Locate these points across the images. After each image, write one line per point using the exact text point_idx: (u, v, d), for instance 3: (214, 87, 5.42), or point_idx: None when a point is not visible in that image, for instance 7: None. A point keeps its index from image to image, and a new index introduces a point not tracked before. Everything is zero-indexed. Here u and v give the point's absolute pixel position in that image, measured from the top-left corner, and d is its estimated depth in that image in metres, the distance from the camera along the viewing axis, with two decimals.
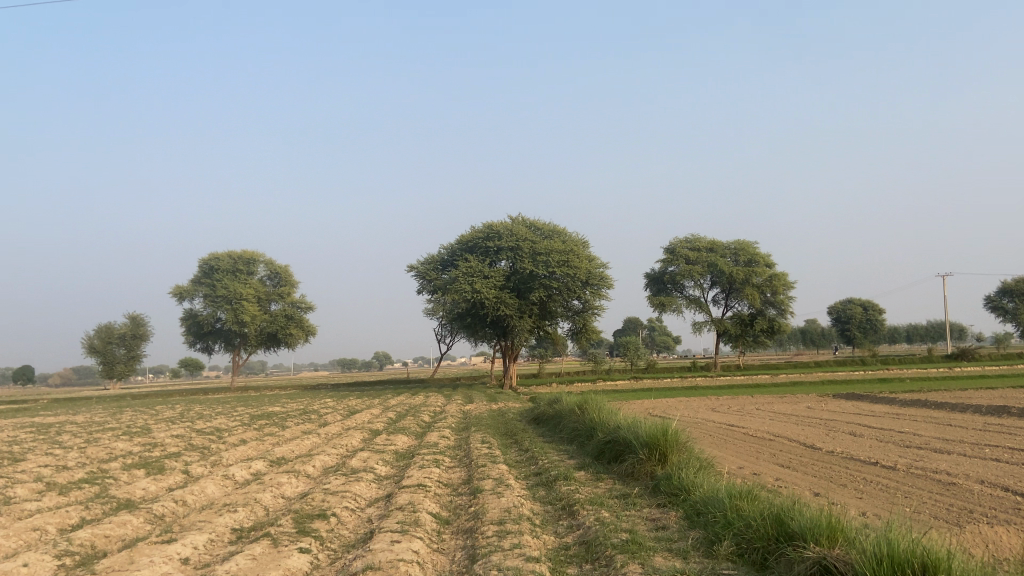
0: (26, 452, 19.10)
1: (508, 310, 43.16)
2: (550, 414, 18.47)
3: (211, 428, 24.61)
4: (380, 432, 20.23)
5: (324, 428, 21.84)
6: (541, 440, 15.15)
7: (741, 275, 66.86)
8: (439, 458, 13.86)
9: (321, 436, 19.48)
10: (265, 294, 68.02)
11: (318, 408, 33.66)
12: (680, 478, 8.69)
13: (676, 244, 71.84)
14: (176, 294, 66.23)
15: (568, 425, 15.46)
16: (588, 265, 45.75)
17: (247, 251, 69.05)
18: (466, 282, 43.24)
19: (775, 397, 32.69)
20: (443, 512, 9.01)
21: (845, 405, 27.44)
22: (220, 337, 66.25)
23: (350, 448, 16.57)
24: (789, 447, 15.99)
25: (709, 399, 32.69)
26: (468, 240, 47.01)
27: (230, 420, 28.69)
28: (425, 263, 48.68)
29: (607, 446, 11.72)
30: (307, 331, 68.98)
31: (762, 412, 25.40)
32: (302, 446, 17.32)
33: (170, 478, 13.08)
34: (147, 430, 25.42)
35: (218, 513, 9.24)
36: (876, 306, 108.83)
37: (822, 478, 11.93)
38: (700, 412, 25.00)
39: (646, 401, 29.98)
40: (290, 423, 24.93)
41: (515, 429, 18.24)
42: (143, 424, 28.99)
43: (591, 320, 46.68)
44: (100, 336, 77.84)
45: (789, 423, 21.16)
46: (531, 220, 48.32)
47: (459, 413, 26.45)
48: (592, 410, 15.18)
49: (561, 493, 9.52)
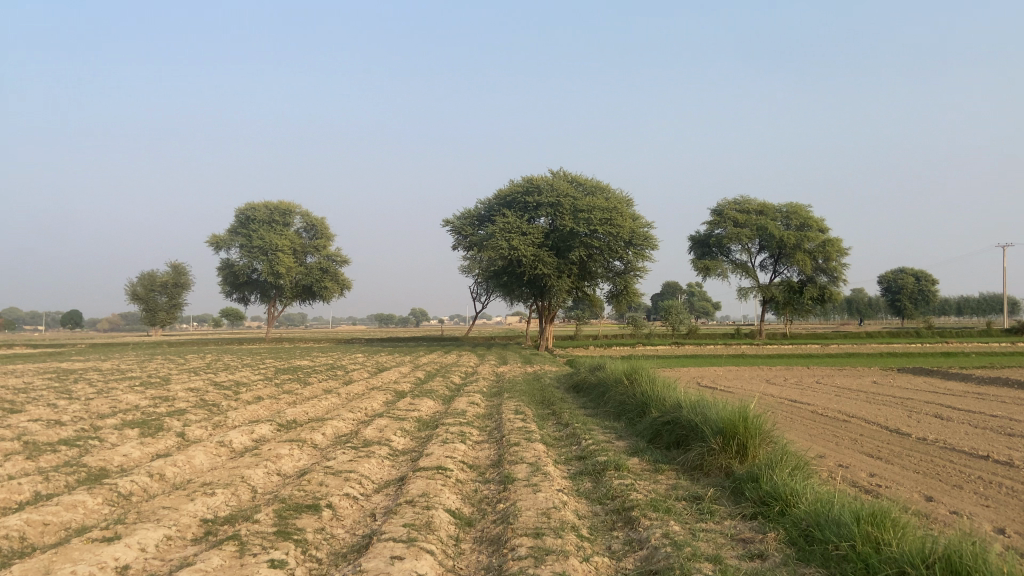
0: (30, 400, 17.92)
1: (547, 270, 41.14)
2: (592, 382, 16.53)
3: (231, 382, 23.32)
4: (405, 394, 18.59)
5: (347, 387, 20.30)
6: (583, 414, 13.21)
7: (792, 239, 63.61)
8: (469, 431, 12.03)
9: (341, 396, 17.87)
10: (301, 246, 67.03)
11: (346, 364, 32.36)
12: (775, 483, 6.70)
13: (724, 206, 68.75)
14: (213, 243, 65.58)
15: (615, 397, 13.48)
16: (633, 224, 43.22)
17: (284, 201, 67.93)
18: (504, 238, 41.26)
19: (832, 369, 30.34)
20: (465, 509, 7.18)
21: (914, 381, 25.02)
22: (256, 288, 65.65)
23: (369, 412, 14.89)
24: (872, 432, 13.79)
25: (761, 369, 30.50)
26: (507, 195, 44.87)
27: (253, 373, 27.45)
28: (461, 218, 46.74)
29: (665, 429, 9.77)
30: (342, 285, 68.00)
31: (824, 386, 23.09)
32: (318, 407, 15.68)
33: (160, 442, 11.52)
34: (165, 381, 24.27)
35: (190, 496, 7.53)
36: (929, 276, 104.12)
37: (929, 476, 9.88)
38: (755, 384, 22.86)
39: (692, 370, 27.88)
40: (314, 379, 23.51)
41: (552, 397, 16.36)
42: (166, 374, 27.91)
43: (634, 282, 44.45)
44: (142, 283, 78.04)
45: (859, 401, 18.89)
46: (574, 175, 45.94)
47: (492, 375, 24.72)
48: (642, 382, 13.18)
49: (614, 489, 7.56)
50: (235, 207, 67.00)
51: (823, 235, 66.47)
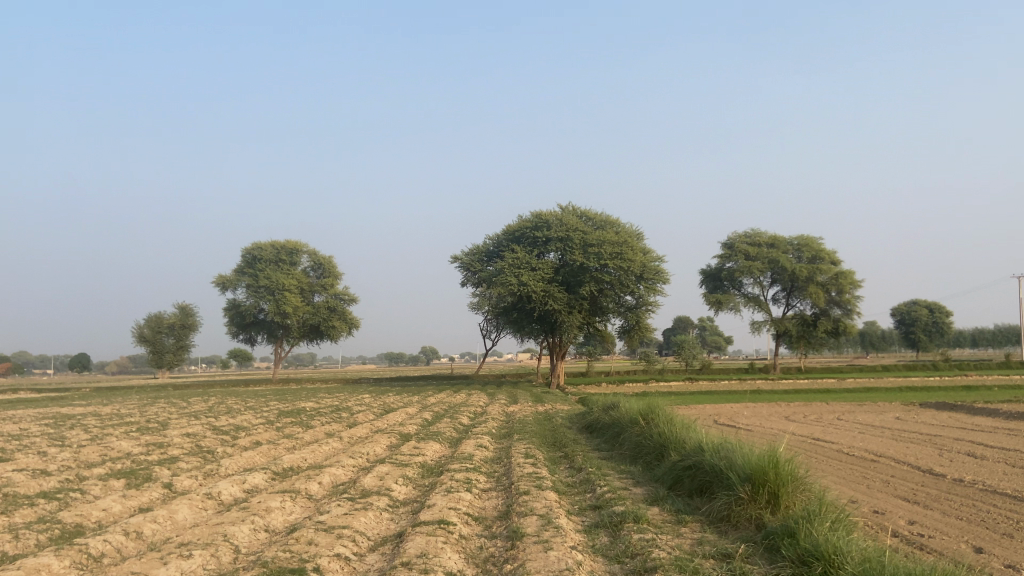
0: (21, 448, 17.26)
1: (557, 305, 40.48)
2: (605, 422, 15.74)
3: (231, 426, 22.62)
4: (410, 437, 17.81)
5: (350, 430, 19.55)
6: (596, 457, 12.42)
7: (804, 272, 62.82)
8: (476, 477, 11.27)
9: (343, 440, 17.12)
10: (309, 285, 66.69)
11: (352, 405, 31.61)
12: (814, 540, 5.93)
13: (734, 239, 68.15)
14: (220, 283, 65.32)
15: (631, 438, 12.69)
16: (644, 258, 42.63)
17: (292, 241, 67.80)
18: (513, 274, 40.72)
19: (853, 404, 29.32)
20: (467, 571, 6.43)
21: (941, 416, 23.98)
22: (264, 328, 65.16)
23: (371, 457, 14.13)
24: (904, 473, 12.92)
25: (778, 405, 29.55)
26: (515, 230, 44.43)
27: (255, 416, 26.71)
28: (469, 254, 46.27)
29: (687, 474, 9.00)
30: (350, 324, 67.46)
31: (847, 422, 22.14)
32: (318, 452, 14.96)
33: (145, 494, 10.83)
34: (165, 426, 23.56)
35: (165, 560, 6.83)
36: (943, 307, 102.68)
37: (974, 522, 9.03)
38: (774, 421, 21.93)
39: (708, 407, 26.94)
40: (317, 422, 22.77)
41: (564, 439, 15.57)
42: (166, 418, 27.22)
43: (645, 317, 43.72)
44: (150, 325, 77.74)
45: (887, 439, 17.95)
46: (583, 210, 45.52)
47: (502, 415, 23.88)
48: (659, 421, 12.39)
49: (634, 546, 6.80)
50: (242, 248, 66.88)
51: (835, 267, 65.66)
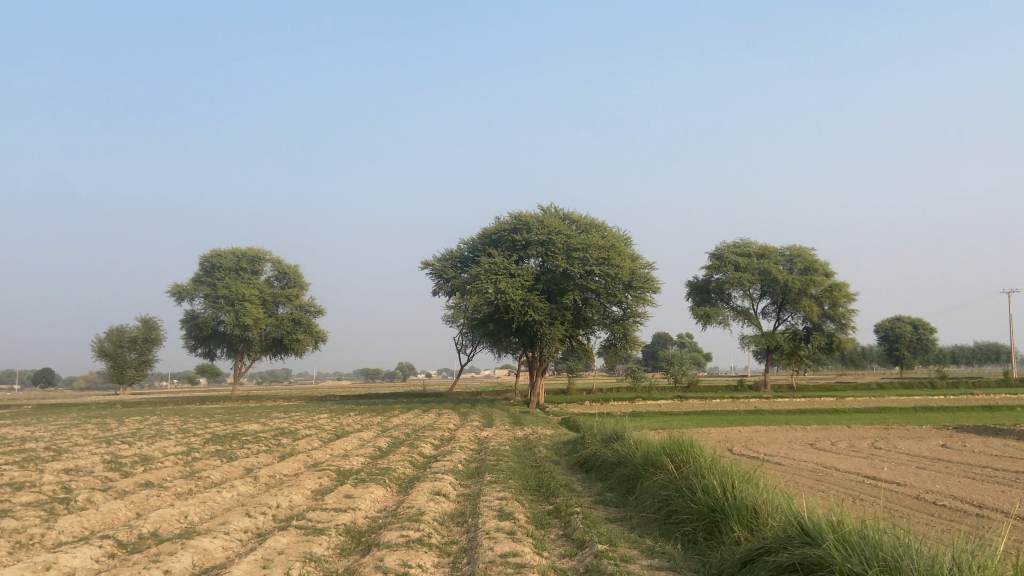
0: None
1: (537, 316, 36.54)
2: (608, 462, 11.65)
3: (135, 458, 18.07)
4: (347, 476, 13.59)
5: (277, 465, 15.22)
6: (604, 520, 8.35)
7: (797, 284, 59.38)
8: (420, 563, 7.05)
9: (254, 482, 12.75)
10: (271, 295, 62.06)
11: (302, 428, 27.18)
12: None
13: (723, 249, 64.66)
14: (175, 293, 60.36)
15: (655, 492, 8.56)
16: (632, 264, 38.82)
17: (253, 248, 63.17)
18: (488, 280, 36.68)
19: (876, 428, 25.51)
20: None
21: (993, 444, 20.12)
22: (223, 342, 60.25)
23: (278, 515, 9.84)
24: None
25: (796, 429, 25.55)
26: (492, 233, 40.23)
27: (178, 443, 22.10)
28: (442, 259, 42.00)
29: None
30: (316, 337, 62.77)
31: (891, 452, 18.25)
32: (205, 505, 10.58)
33: None
34: (57, 457, 18.89)
35: None
36: (927, 324, 100.14)
37: None
38: (803, 451, 17.97)
39: (714, 432, 22.80)
40: (245, 452, 18.37)
41: (551, 483, 11.43)
42: (70, 446, 22.41)
43: (633, 329, 39.86)
44: (111, 339, 72.37)
45: (963, 477, 13.97)
46: (566, 212, 41.56)
47: (473, 443, 19.77)
48: (694, 468, 8.39)
49: None
50: (200, 255, 62.08)
51: (829, 278, 62.42)
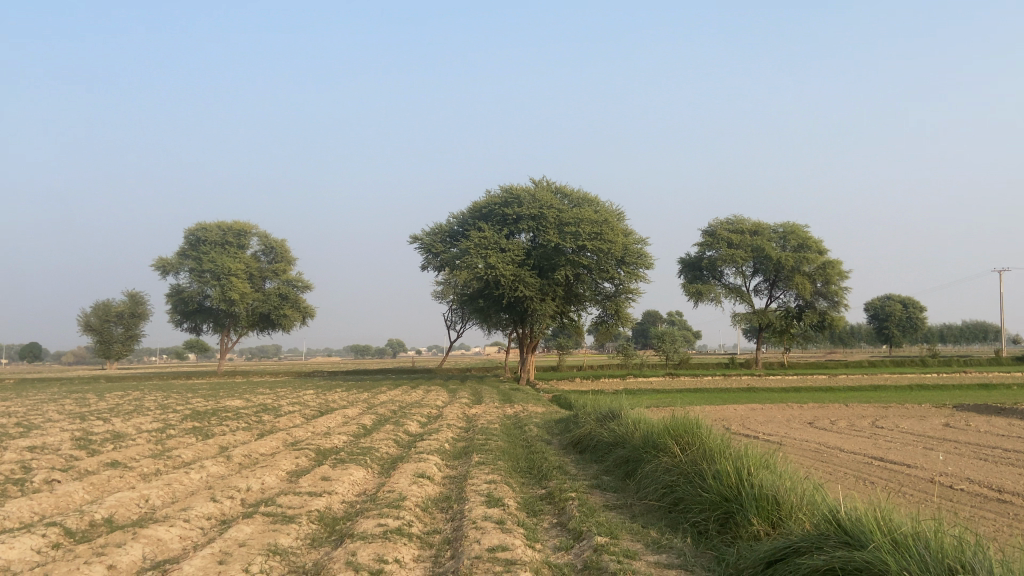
0: None
1: (528, 292, 35.74)
2: (604, 443, 10.90)
3: (107, 435, 17.21)
4: (327, 455, 12.80)
5: (252, 444, 14.38)
6: (603, 507, 7.60)
7: (790, 261, 58.77)
8: (398, 557, 6.28)
9: (227, 462, 11.95)
10: (258, 270, 60.97)
11: (287, 405, 26.42)
12: None
13: (716, 226, 63.91)
14: (159, 267, 59.17)
15: (658, 478, 7.83)
16: (625, 240, 37.98)
17: (239, 222, 61.93)
18: (478, 255, 35.83)
19: (874, 406, 24.95)
20: None
21: (997, 423, 19.55)
22: (209, 317, 59.19)
23: (247, 499, 9.03)
24: None
25: (793, 407, 24.94)
26: (482, 207, 39.27)
27: (156, 420, 21.26)
28: (431, 233, 41.05)
29: None
30: (303, 313, 61.83)
31: (893, 432, 17.62)
32: (169, 488, 9.75)
33: None
34: (25, 434, 18.02)
35: None
36: (918, 303, 100.08)
37: None
38: (805, 431, 17.30)
39: (711, 410, 22.15)
40: (223, 430, 17.54)
41: (543, 466, 10.66)
42: (43, 423, 21.53)
43: (626, 306, 39.13)
44: (96, 314, 71.22)
45: (973, 458, 13.34)
46: (558, 185, 40.59)
47: (462, 420, 19.01)
48: (702, 451, 7.63)
49: None
50: (185, 229, 60.80)
51: (822, 256, 61.81)
